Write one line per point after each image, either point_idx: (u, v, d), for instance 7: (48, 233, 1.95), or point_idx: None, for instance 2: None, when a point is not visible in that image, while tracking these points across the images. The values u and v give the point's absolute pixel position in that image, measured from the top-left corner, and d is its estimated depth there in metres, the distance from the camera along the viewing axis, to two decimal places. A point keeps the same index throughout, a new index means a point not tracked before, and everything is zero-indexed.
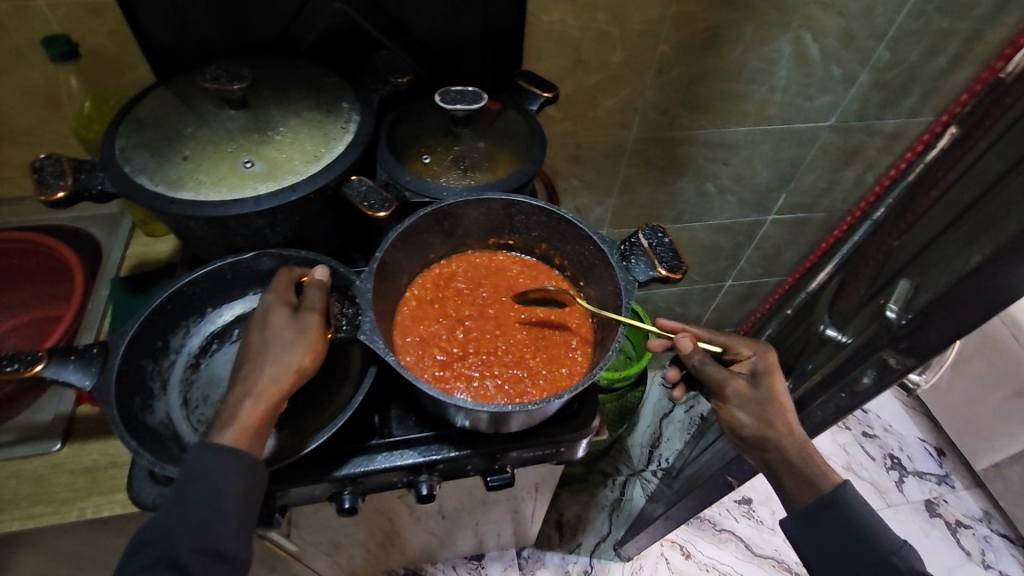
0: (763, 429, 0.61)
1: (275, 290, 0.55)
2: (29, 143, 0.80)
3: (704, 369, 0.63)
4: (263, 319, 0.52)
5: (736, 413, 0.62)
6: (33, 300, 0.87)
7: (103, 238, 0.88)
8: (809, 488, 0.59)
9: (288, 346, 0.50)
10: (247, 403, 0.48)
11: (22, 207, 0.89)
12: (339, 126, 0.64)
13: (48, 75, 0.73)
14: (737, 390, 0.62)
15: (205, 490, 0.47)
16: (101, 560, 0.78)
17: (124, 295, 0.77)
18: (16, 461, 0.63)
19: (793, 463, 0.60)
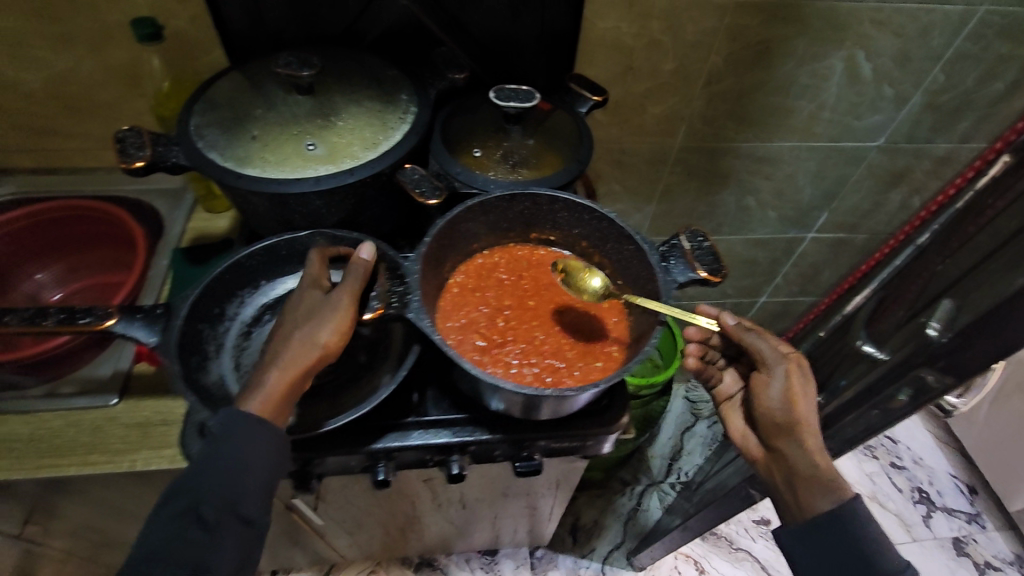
0: (799, 417, 0.59)
1: (313, 267, 0.57)
2: (108, 117, 0.86)
3: (755, 343, 0.62)
4: (299, 298, 0.54)
5: (777, 395, 0.60)
6: (96, 264, 0.93)
7: (165, 210, 0.93)
8: (824, 493, 0.58)
9: (318, 322, 0.52)
10: (274, 374, 0.51)
11: (94, 176, 0.95)
12: (397, 116, 0.67)
13: (131, 55, 0.78)
14: (788, 370, 0.60)
15: (236, 452, 0.49)
16: (142, 514, 0.83)
17: (184, 264, 0.81)
18: (77, 412, 0.68)
19: (810, 464, 0.59)
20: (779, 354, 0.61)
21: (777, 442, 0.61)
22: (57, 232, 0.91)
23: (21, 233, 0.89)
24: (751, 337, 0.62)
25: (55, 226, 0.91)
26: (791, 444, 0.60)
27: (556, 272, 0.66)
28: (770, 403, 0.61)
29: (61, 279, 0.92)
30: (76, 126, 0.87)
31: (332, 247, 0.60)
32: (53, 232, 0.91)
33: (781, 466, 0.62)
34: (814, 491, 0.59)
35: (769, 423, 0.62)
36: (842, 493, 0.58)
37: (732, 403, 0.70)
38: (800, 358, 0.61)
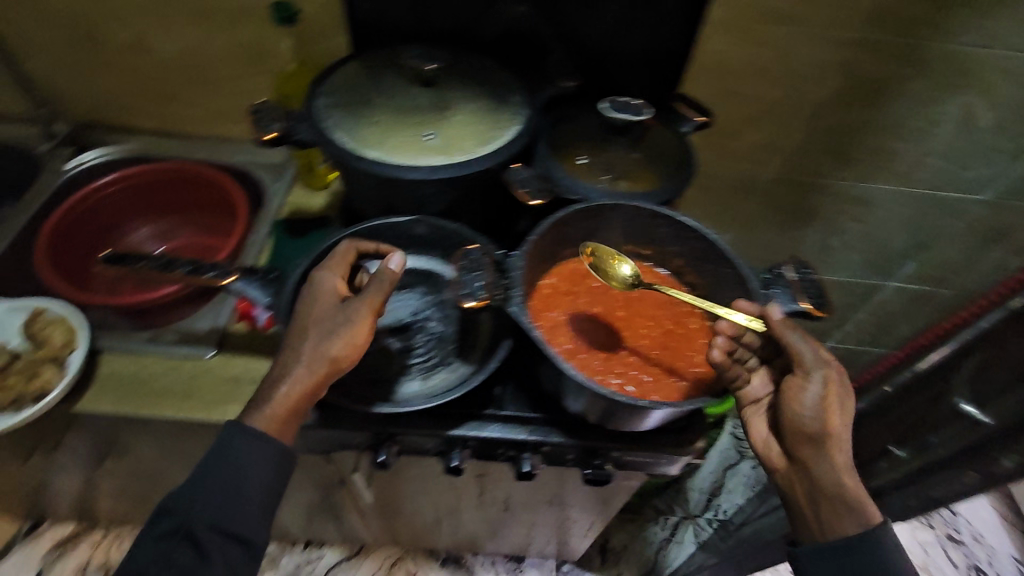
0: (832, 429, 0.55)
1: (332, 268, 0.59)
2: (229, 89, 0.91)
3: (796, 344, 0.56)
4: (312, 301, 0.56)
5: (812, 402, 0.55)
6: (196, 227, 0.98)
7: (266, 182, 0.98)
8: (851, 514, 0.54)
9: (331, 334, 0.54)
10: (286, 387, 0.53)
11: (206, 144, 1.01)
12: (508, 115, 0.69)
13: (261, 34, 0.83)
14: (828, 377, 0.55)
15: (234, 469, 0.52)
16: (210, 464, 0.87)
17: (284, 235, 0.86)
18: (175, 359, 0.73)
19: (836, 479, 0.55)
20: (821, 360, 0.56)
21: (801, 454, 0.57)
22: (167, 193, 0.97)
23: (140, 189, 0.96)
24: (795, 336, 0.56)
25: (168, 186, 0.97)
26: (820, 458, 0.55)
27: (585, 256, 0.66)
28: (802, 411, 0.56)
29: (162, 236, 0.98)
30: (199, 95, 0.93)
31: (357, 241, 0.62)
32: (164, 191, 0.97)
33: (805, 480, 0.56)
34: (841, 508, 0.54)
35: (799, 432, 0.56)
36: (871, 515, 0.54)
37: (758, 406, 0.61)
38: (840, 368, 0.57)
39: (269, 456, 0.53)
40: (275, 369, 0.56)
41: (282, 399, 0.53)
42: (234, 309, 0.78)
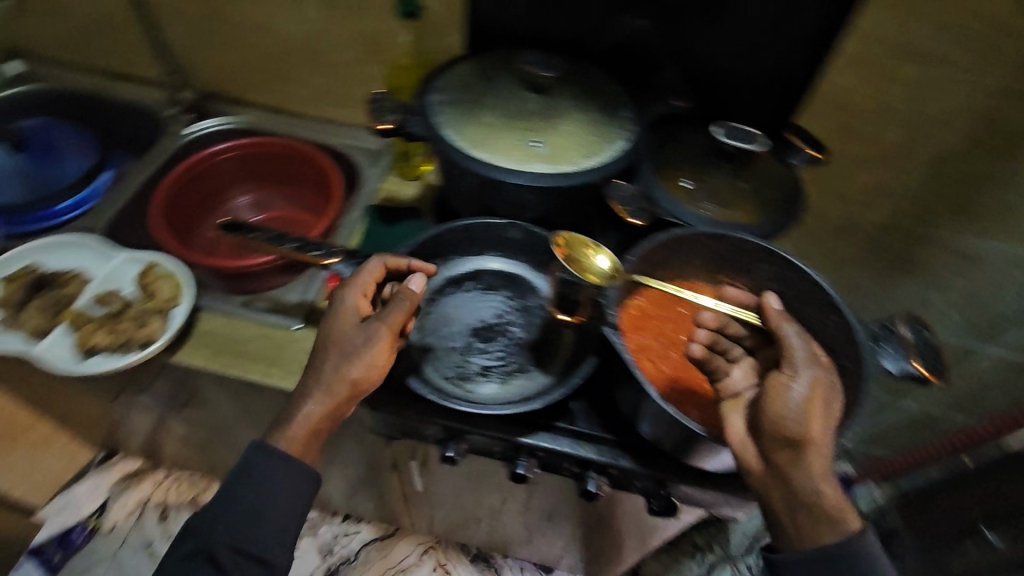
0: (814, 431, 0.48)
1: (355, 286, 0.60)
2: (343, 74, 0.95)
3: (790, 336, 0.52)
4: (335, 320, 0.59)
5: (798, 399, 0.49)
6: (294, 203, 1.04)
7: (363, 168, 1.01)
8: (829, 525, 0.48)
9: (352, 357, 0.56)
10: (311, 407, 0.56)
11: (311, 124, 1.06)
12: (616, 130, 0.68)
13: (381, 26, 0.86)
14: (817, 377, 0.50)
15: (253, 493, 0.55)
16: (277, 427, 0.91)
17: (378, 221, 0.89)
18: (266, 326, 0.76)
19: (819, 487, 0.48)
20: (813, 358, 0.51)
21: (778, 460, 0.49)
22: (272, 167, 1.03)
23: (247, 160, 1.02)
24: (790, 330, 0.53)
25: (273, 161, 1.03)
26: (803, 463, 0.48)
27: (558, 247, 0.61)
28: (785, 411, 0.48)
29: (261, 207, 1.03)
30: (313, 77, 0.98)
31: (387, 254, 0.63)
32: (268, 165, 1.03)
33: (782, 488, 0.49)
34: (822, 519, 0.48)
35: (777, 432, 0.49)
36: (851, 525, 0.48)
37: (737, 401, 0.54)
38: (831, 370, 0.51)
39: (290, 478, 0.56)
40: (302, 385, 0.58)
41: (306, 419, 0.56)
42: (322, 286, 0.81)
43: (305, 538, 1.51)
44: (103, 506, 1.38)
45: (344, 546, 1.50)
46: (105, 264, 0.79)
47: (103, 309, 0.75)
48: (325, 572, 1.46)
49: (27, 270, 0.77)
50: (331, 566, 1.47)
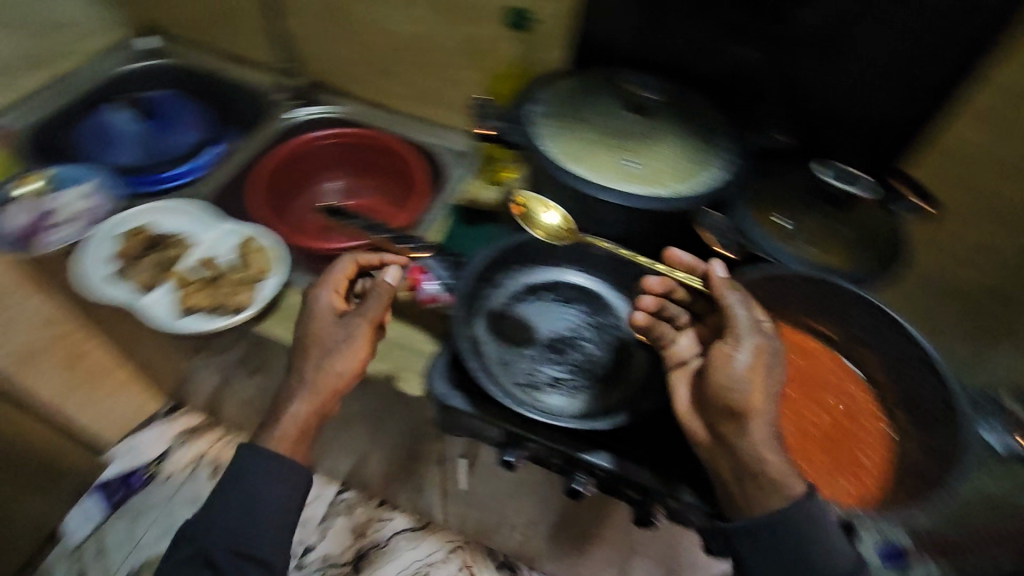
0: (754, 397, 0.51)
1: (327, 285, 0.68)
2: (445, 77, 0.99)
3: (733, 306, 0.56)
4: (313, 317, 0.65)
5: (741, 365, 0.52)
6: (380, 193, 1.08)
7: (448, 168, 1.04)
8: (774, 492, 0.49)
9: (335, 352, 0.63)
10: (297, 407, 0.61)
11: (404, 121, 1.10)
12: (714, 158, 0.67)
13: (489, 34, 0.89)
14: (757, 345, 0.53)
15: (247, 495, 0.58)
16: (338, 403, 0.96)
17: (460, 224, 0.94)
18: None
19: (766, 451, 0.50)
20: (750, 325, 0.54)
21: (724, 429, 0.52)
22: (364, 157, 1.08)
23: (344, 149, 1.07)
24: (733, 298, 0.56)
25: (368, 152, 1.07)
26: (748, 431, 0.50)
27: (516, 206, 0.72)
28: (729, 381, 0.52)
29: (347, 193, 1.07)
30: (415, 77, 1.02)
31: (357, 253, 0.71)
32: (362, 156, 1.08)
33: (728, 456, 0.51)
34: (770, 480, 0.49)
35: (720, 399, 0.52)
36: (796, 489, 0.49)
37: (684, 370, 0.58)
38: (773, 342, 0.54)
39: (281, 476, 0.59)
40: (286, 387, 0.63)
41: (294, 420, 0.61)
42: None
43: (341, 516, 1.55)
44: (164, 453, 1.48)
45: (376, 531, 1.54)
46: (207, 230, 0.85)
47: (201, 272, 0.80)
48: (355, 552, 1.50)
49: (139, 229, 0.83)
50: (362, 548, 1.50)
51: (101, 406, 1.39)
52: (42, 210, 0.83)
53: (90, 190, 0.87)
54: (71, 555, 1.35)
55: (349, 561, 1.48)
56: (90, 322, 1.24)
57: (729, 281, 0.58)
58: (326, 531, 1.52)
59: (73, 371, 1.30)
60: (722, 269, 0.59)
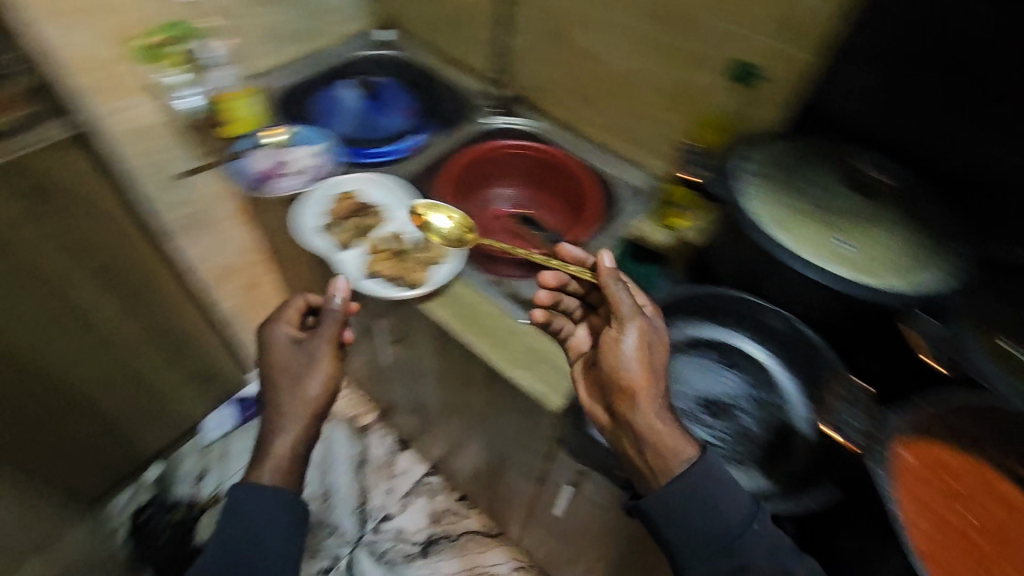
0: (640, 375, 0.61)
1: (281, 320, 0.84)
2: (645, 115, 1.01)
3: (618, 297, 0.67)
4: (279, 346, 0.81)
5: (629, 348, 0.63)
6: (551, 210, 1.13)
7: (623, 200, 1.05)
8: (669, 458, 0.56)
9: (303, 375, 0.78)
10: (283, 440, 0.75)
11: (591, 147, 1.13)
12: (938, 262, 0.60)
13: (703, 82, 0.90)
14: (639, 326, 0.65)
15: (251, 524, 0.68)
16: (467, 392, 1.00)
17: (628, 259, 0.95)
18: (502, 312, 0.84)
19: (659, 416, 0.59)
20: (632, 311, 0.65)
21: (622, 409, 0.61)
22: (544, 173, 1.12)
23: (529, 162, 1.13)
24: (617, 288, 0.68)
25: (548, 169, 1.12)
26: (638, 401, 0.60)
27: (416, 217, 0.91)
28: (621, 362, 0.62)
29: (521, 203, 1.14)
30: (614, 110, 1.05)
31: (309, 290, 0.88)
32: (543, 172, 1.13)
33: (629, 432, 0.60)
34: (662, 444, 0.57)
35: (616, 380, 0.62)
36: (689, 453, 0.56)
37: (581, 357, 0.74)
38: (653, 320, 0.66)
39: (279, 502, 0.70)
40: (274, 425, 0.76)
41: (283, 451, 0.74)
42: None
43: (422, 497, 1.62)
44: None
45: (450, 522, 1.58)
46: (402, 212, 0.93)
47: (391, 243, 0.89)
48: (427, 536, 1.55)
49: (348, 193, 0.94)
50: (434, 534, 1.55)
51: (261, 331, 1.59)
52: (278, 160, 0.95)
53: (315, 153, 0.98)
54: (201, 449, 1.56)
55: (421, 542, 1.54)
56: (273, 261, 1.42)
57: (616, 269, 0.70)
58: (406, 507, 1.59)
59: (248, 297, 1.49)
60: (609, 258, 0.71)
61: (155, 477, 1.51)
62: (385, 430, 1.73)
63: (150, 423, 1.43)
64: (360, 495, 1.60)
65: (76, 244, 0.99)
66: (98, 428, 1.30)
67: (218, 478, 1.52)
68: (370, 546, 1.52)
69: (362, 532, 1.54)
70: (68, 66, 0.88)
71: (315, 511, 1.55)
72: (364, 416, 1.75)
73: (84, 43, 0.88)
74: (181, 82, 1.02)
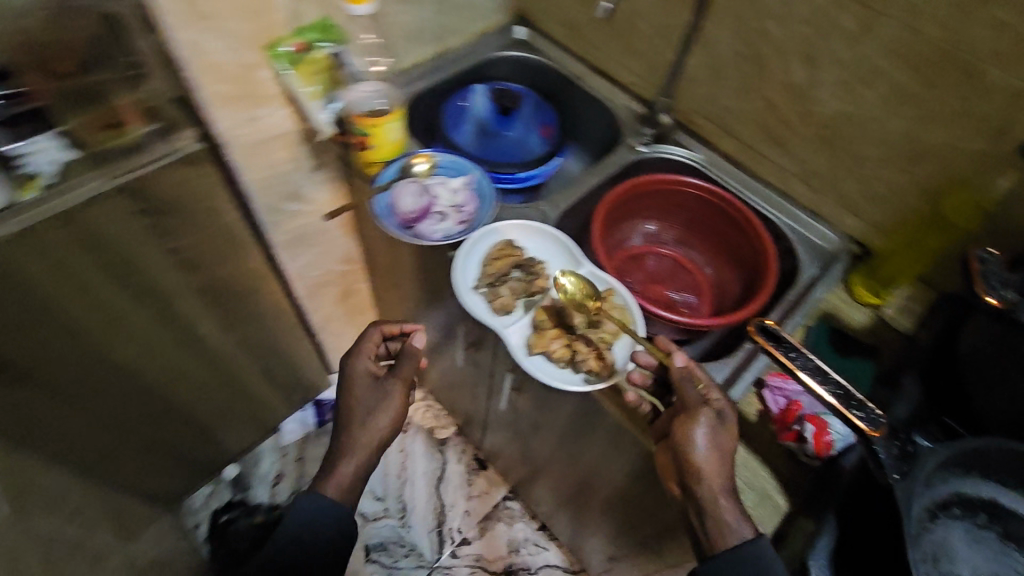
0: (706, 465, 0.61)
1: (362, 355, 0.92)
2: (851, 166, 0.85)
3: (684, 386, 0.65)
4: (355, 382, 0.90)
5: (698, 440, 0.61)
6: (705, 252, 1.01)
7: (804, 261, 0.89)
8: (730, 540, 0.59)
9: (376, 407, 0.88)
10: (346, 466, 0.84)
11: (760, 188, 0.96)
12: None
13: (952, 140, 0.74)
14: (705, 413, 0.63)
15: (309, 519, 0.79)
16: (609, 468, 0.89)
17: (824, 339, 0.82)
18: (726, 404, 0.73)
19: (724, 493, 0.61)
20: (696, 400, 0.64)
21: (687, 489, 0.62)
22: (702, 214, 0.98)
23: (689, 201, 0.98)
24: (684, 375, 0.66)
25: (709, 211, 0.97)
26: (705, 480, 0.61)
27: (486, 274, 0.77)
28: (691, 449, 0.61)
29: (668, 240, 1.02)
30: (807, 153, 0.89)
31: (382, 324, 0.96)
32: (703, 213, 0.98)
33: (694, 510, 0.62)
34: (721, 518, 0.60)
35: (681, 464, 0.62)
36: (747, 533, 0.59)
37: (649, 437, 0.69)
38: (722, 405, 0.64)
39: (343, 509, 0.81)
40: (341, 446, 0.86)
41: (345, 474, 0.83)
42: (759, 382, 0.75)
43: (501, 523, 1.54)
44: None
45: (529, 553, 1.51)
46: (567, 271, 0.78)
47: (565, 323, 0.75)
48: (506, 566, 1.48)
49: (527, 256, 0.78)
50: (512, 565, 1.48)
51: (344, 337, 1.49)
52: (430, 197, 0.81)
53: (461, 187, 0.84)
54: (277, 450, 1.51)
55: (499, 572, 1.47)
56: (373, 272, 1.28)
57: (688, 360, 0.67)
58: (484, 532, 1.52)
59: (340, 305, 1.38)
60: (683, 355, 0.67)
61: (233, 476, 1.47)
62: (463, 446, 1.64)
63: (235, 430, 1.36)
64: (437, 515, 1.53)
65: (190, 256, 0.90)
66: (190, 435, 1.24)
67: (292, 485, 1.47)
68: (447, 571, 1.46)
69: (439, 556, 1.48)
70: (200, 69, 0.78)
71: (393, 527, 1.50)
72: (442, 428, 1.65)
73: (224, 48, 0.77)
74: (320, 96, 0.84)
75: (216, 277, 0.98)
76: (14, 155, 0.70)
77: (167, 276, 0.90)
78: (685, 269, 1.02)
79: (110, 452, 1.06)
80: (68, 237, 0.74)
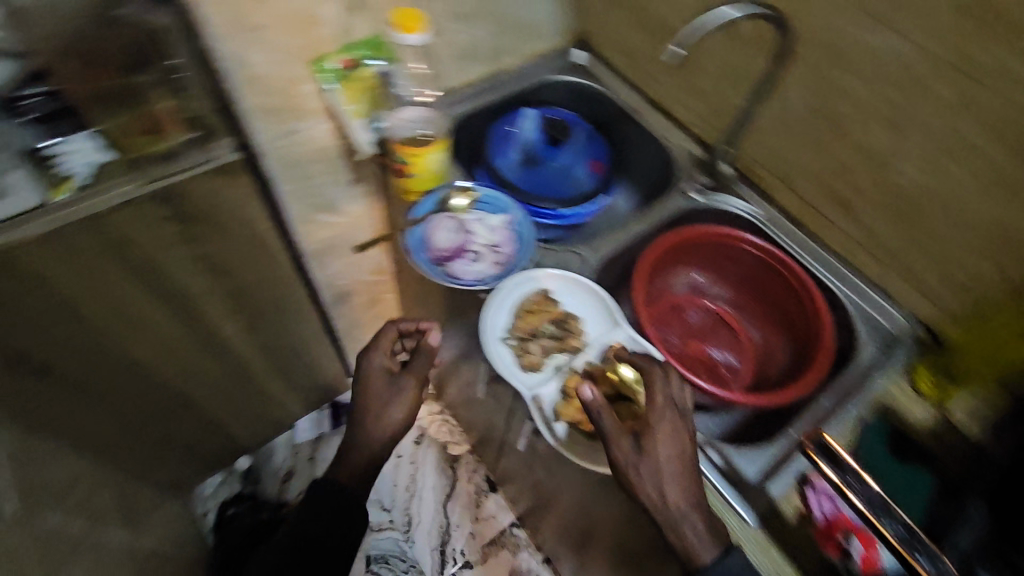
0: (650, 494, 0.59)
1: (378, 351, 0.85)
2: (927, 245, 0.77)
3: (601, 421, 0.62)
4: (371, 376, 0.84)
5: (636, 474, 0.60)
6: (751, 310, 0.93)
7: (864, 340, 0.81)
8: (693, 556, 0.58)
9: (391, 402, 0.83)
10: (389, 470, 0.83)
11: (822, 252, 0.88)
12: None
13: None
14: (620, 444, 0.61)
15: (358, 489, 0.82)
16: (627, 536, 0.83)
17: (881, 442, 0.75)
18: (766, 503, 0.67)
19: (685, 517, 0.59)
20: (614, 431, 0.62)
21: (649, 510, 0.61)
22: (753, 272, 0.90)
23: (744, 257, 0.90)
24: (603, 417, 0.62)
25: (762, 269, 0.89)
26: (659, 507, 0.59)
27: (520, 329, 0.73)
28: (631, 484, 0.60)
29: (711, 291, 0.95)
30: (878, 222, 0.81)
31: (398, 320, 0.87)
32: (757, 272, 0.90)
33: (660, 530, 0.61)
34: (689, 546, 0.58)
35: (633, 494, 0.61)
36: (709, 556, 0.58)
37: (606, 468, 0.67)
38: (644, 425, 0.62)
39: None
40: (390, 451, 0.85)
41: None
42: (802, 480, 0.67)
43: (505, 550, 1.49)
44: None
45: None
46: (605, 332, 0.74)
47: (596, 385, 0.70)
48: None
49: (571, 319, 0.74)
50: None
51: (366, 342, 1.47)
52: (466, 235, 0.79)
53: (500, 225, 0.80)
54: (292, 447, 1.50)
55: None
56: (400, 284, 1.24)
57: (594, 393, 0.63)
58: (487, 558, 1.48)
59: (365, 312, 1.35)
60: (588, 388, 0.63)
61: (246, 468, 1.46)
62: (475, 465, 1.60)
63: (251, 423, 1.35)
64: (441, 534, 1.50)
65: (218, 264, 0.88)
66: (205, 428, 1.24)
67: (303, 483, 1.45)
68: None
69: None
70: (247, 85, 0.76)
71: (396, 540, 1.48)
72: (456, 445, 1.61)
73: (268, 62, 0.75)
74: (362, 116, 0.81)
75: (242, 282, 0.95)
76: (52, 154, 0.72)
77: (194, 281, 0.88)
78: (728, 326, 0.95)
79: (127, 440, 1.07)
80: (96, 239, 0.73)
